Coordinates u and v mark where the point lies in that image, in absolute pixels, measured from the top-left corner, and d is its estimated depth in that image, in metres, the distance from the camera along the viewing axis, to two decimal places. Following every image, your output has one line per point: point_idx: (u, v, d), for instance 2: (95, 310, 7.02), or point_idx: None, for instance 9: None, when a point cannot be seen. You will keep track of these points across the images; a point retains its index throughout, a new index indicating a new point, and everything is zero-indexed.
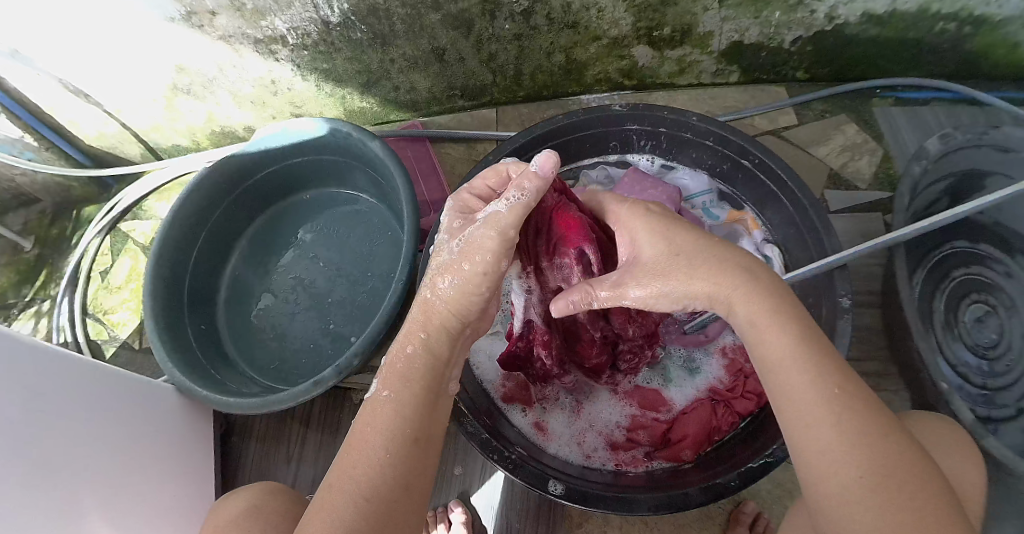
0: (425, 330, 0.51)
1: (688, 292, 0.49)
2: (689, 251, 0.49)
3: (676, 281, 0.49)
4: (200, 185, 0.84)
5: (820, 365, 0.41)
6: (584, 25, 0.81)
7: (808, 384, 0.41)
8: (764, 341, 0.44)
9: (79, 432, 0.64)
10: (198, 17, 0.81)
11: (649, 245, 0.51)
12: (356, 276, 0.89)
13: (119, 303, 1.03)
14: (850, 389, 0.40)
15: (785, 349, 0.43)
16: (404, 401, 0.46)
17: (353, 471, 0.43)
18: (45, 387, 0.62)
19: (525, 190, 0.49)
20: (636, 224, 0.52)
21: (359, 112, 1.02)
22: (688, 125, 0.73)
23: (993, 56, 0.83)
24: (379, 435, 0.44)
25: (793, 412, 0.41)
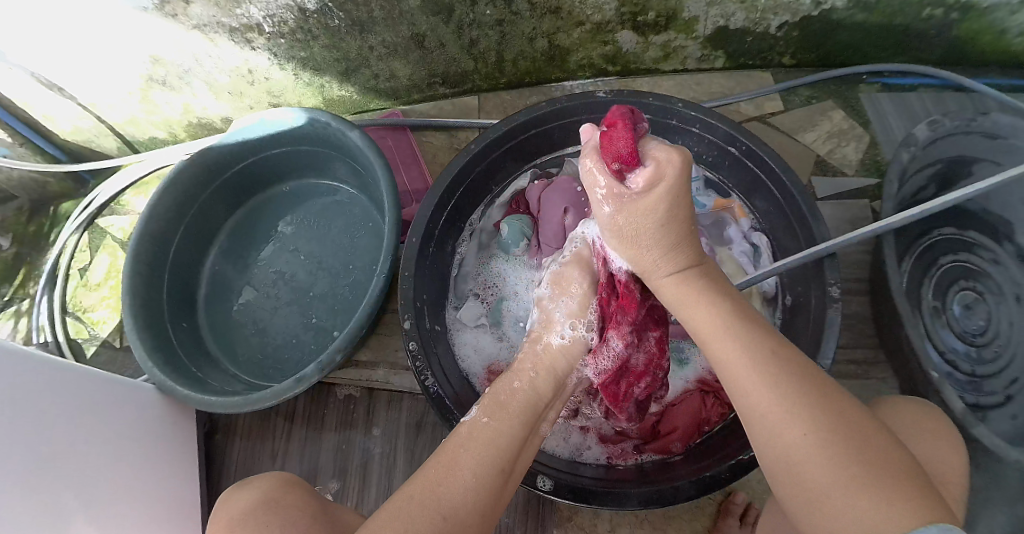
0: (535, 370, 0.55)
1: (640, 256, 0.53)
2: (656, 231, 0.51)
3: (639, 250, 0.53)
4: (177, 178, 0.82)
5: (752, 333, 0.45)
6: (567, 10, 0.79)
7: (739, 352, 0.44)
8: (695, 317, 0.48)
9: (61, 441, 0.62)
10: (172, 6, 0.78)
11: (635, 211, 0.51)
12: (337, 270, 0.88)
13: (98, 301, 1.02)
14: (782, 354, 0.43)
15: (715, 322, 0.46)
16: (501, 433, 0.48)
17: (436, 490, 0.43)
18: (27, 392, 0.60)
19: (592, 167, 0.52)
20: (649, 198, 0.50)
21: (339, 101, 1.00)
22: (673, 112, 0.71)
23: (979, 44, 0.83)
24: (472, 457, 0.46)
25: (744, 371, 0.43)
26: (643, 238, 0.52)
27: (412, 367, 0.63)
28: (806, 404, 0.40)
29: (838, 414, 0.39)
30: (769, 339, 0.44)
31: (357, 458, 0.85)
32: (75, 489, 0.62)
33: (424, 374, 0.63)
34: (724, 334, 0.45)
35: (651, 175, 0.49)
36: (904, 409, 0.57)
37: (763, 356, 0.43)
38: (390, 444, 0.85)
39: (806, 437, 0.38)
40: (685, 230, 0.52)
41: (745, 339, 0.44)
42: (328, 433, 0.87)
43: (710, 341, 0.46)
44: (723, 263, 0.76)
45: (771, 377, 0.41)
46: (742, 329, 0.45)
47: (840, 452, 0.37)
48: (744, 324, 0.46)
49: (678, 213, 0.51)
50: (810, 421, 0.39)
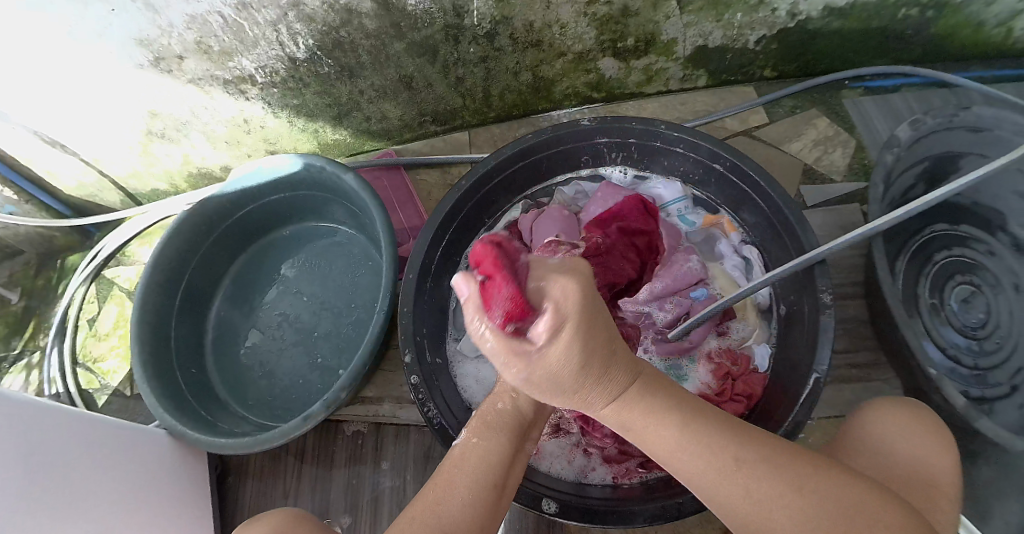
0: (518, 390, 0.55)
1: (568, 401, 0.43)
2: (583, 378, 0.41)
3: (563, 398, 0.43)
4: (179, 227, 0.84)
5: (703, 432, 0.43)
6: (548, 42, 0.81)
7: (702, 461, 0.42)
8: (645, 436, 0.44)
9: (73, 488, 0.62)
10: (167, 62, 0.81)
11: (562, 353, 0.38)
12: (340, 308, 0.89)
13: (107, 351, 1.03)
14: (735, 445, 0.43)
15: (673, 443, 0.43)
16: (491, 450, 0.50)
17: (436, 508, 0.45)
18: (39, 441, 0.61)
19: (478, 327, 0.38)
20: (572, 344, 0.38)
21: (333, 144, 1.02)
22: (658, 134, 0.72)
23: (958, 37, 0.87)
24: (465, 476, 0.47)
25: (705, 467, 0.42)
26: (565, 386, 0.41)
27: (415, 400, 0.64)
28: (773, 485, 0.41)
29: (820, 503, 0.40)
30: (728, 436, 0.43)
31: (368, 493, 0.86)
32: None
33: (427, 407, 0.64)
34: (685, 455, 0.43)
35: (548, 328, 0.36)
36: (897, 411, 0.57)
37: (719, 460, 0.42)
38: (399, 476, 0.86)
39: (793, 528, 0.40)
40: (608, 364, 0.42)
41: (703, 452, 0.42)
42: (338, 470, 0.88)
43: (670, 460, 0.44)
44: (716, 279, 0.77)
45: (731, 476, 0.42)
46: (697, 439, 0.43)
47: (812, 512, 0.40)
48: (691, 419, 0.43)
49: (599, 343, 0.39)
50: (794, 515, 0.40)
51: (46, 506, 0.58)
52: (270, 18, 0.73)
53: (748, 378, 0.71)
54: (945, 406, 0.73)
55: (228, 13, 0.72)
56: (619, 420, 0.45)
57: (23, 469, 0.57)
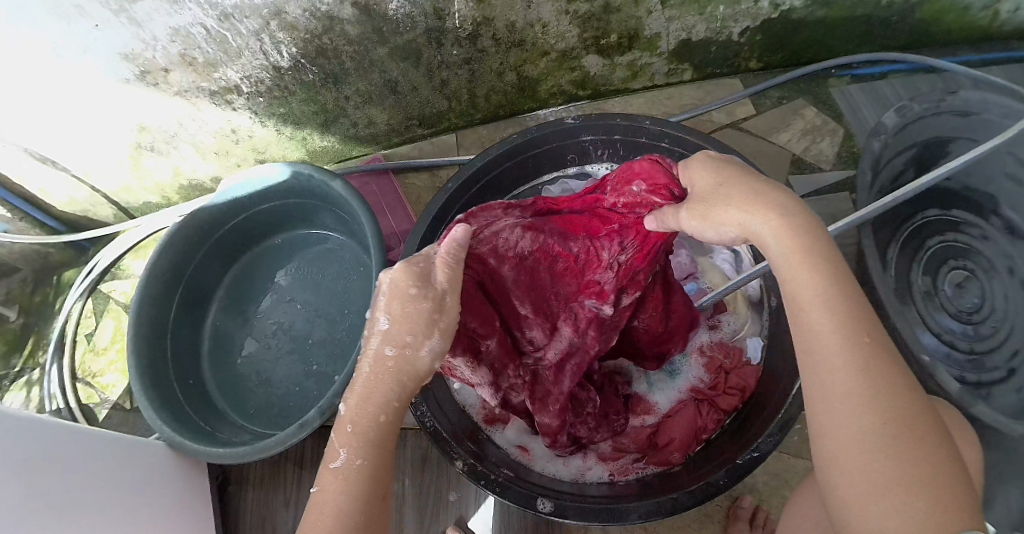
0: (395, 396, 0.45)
1: (723, 207, 0.43)
2: (732, 182, 0.44)
3: (719, 200, 0.43)
4: (171, 239, 0.83)
5: (853, 305, 0.38)
6: (531, 42, 0.82)
7: (835, 325, 0.38)
8: (793, 278, 0.40)
9: (70, 500, 0.62)
10: (153, 75, 0.81)
11: (699, 179, 0.48)
12: (334, 315, 0.89)
13: (107, 365, 1.04)
14: (879, 338, 0.38)
15: (812, 289, 0.39)
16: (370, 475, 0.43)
17: None
18: (33, 454, 0.60)
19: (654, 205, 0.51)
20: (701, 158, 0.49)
21: (321, 151, 1.02)
22: (642, 130, 0.73)
23: (942, 23, 0.87)
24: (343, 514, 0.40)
25: (828, 336, 0.38)
26: (723, 188, 0.44)
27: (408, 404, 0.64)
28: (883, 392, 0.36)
29: (911, 418, 0.36)
30: (879, 333, 0.38)
31: None
32: None
33: (421, 412, 0.65)
34: (821, 305, 0.39)
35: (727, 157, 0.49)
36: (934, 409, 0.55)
37: (857, 338, 0.37)
38: (397, 476, 0.84)
39: (864, 432, 0.35)
40: (768, 182, 0.43)
41: (847, 320, 0.38)
42: None
43: (801, 308, 0.40)
44: (705, 272, 0.78)
45: (849, 361, 0.37)
46: (842, 308, 0.38)
47: (895, 439, 0.35)
48: (847, 285, 0.39)
49: (728, 171, 0.46)
50: (872, 421, 0.35)
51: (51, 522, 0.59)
52: (253, 27, 0.73)
53: (741, 371, 0.72)
54: (941, 392, 0.73)
55: (211, 24, 0.72)
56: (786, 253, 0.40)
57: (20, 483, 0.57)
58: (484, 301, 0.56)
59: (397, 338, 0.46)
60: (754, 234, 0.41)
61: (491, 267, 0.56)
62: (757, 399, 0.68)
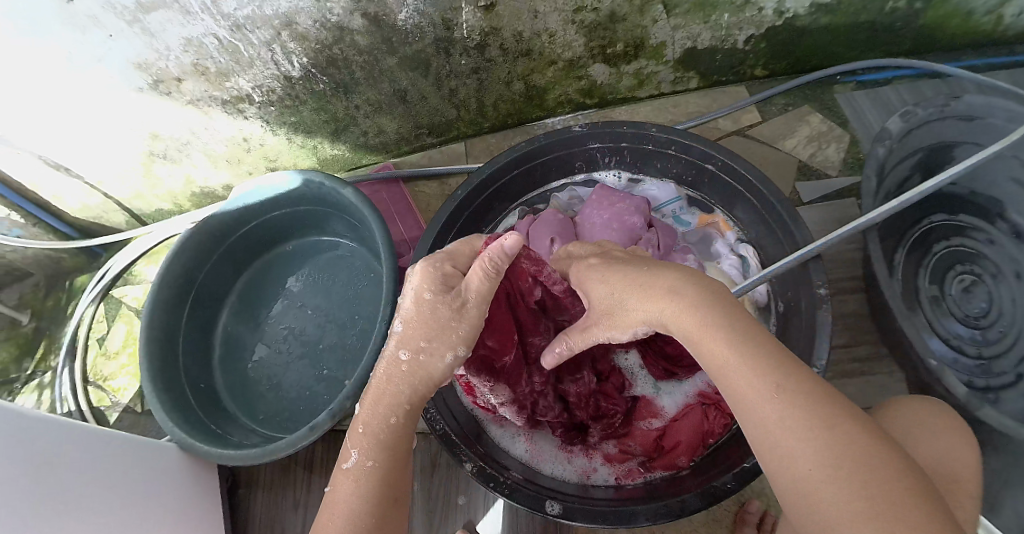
0: (408, 400, 0.50)
1: (644, 310, 0.49)
2: (623, 282, 0.51)
3: (636, 300, 0.49)
4: (183, 245, 0.85)
5: (760, 344, 0.41)
6: (538, 51, 0.83)
7: (746, 363, 0.40)
8: (703, 351, 0.44)
9: (79, 503, 0.63)
10: (166, 84, 0.83)
11: (597, 284, 0.54)
12: (344, 320, 0.90)
13: (118, 369, 1.05)
14: (789, 365, 0.40)
15: (721, 340, 0.42)
16: (385, 471, 0.47)
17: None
18: (45, 457, 0.61)
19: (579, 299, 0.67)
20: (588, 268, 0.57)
21: (331, 159, 1.03)
22: (649, 137, 0.73)
23: (948, 28, 0.88)
24: (363, 504, 0.44)
25: (746, 374, 0.40)
26: (620, 291, 0.51)
27: (418, 408, 0.65)
28: (809, 414, 0.37)
29: (845, 435, 0.36)
30: (792, 362, 0.40)
31: None
32: None
33: (431, 415, 0.65)
34: (730, 350, 0.42)
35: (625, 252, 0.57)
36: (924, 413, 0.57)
37: (764, 369, 0.40)
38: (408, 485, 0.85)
39: (811, 470, 0.36)
40: (650, 272, 0.50)
41: (755, 363, 0.40)
42: None
43: (717, 363, 0.42)
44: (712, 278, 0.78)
45: (768, 392, 0.39)
46: (755, 353, 0.41)
47: (839, 458, 0.35)
48: (746, 329, 0.42)
49: (614, 272, 0.53)
50: (817, 452, 0.36)
51: (52, 517, 0.59)
52: (264, 38, 0.75)
53: None
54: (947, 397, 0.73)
55: (223, 34, 0.74)
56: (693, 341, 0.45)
57: (31, 485, 0.58)
58: (507, 318, 0.66)
59: (411, 343, 0.51)
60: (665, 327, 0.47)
61: (527, 286, 0.67)
62: None
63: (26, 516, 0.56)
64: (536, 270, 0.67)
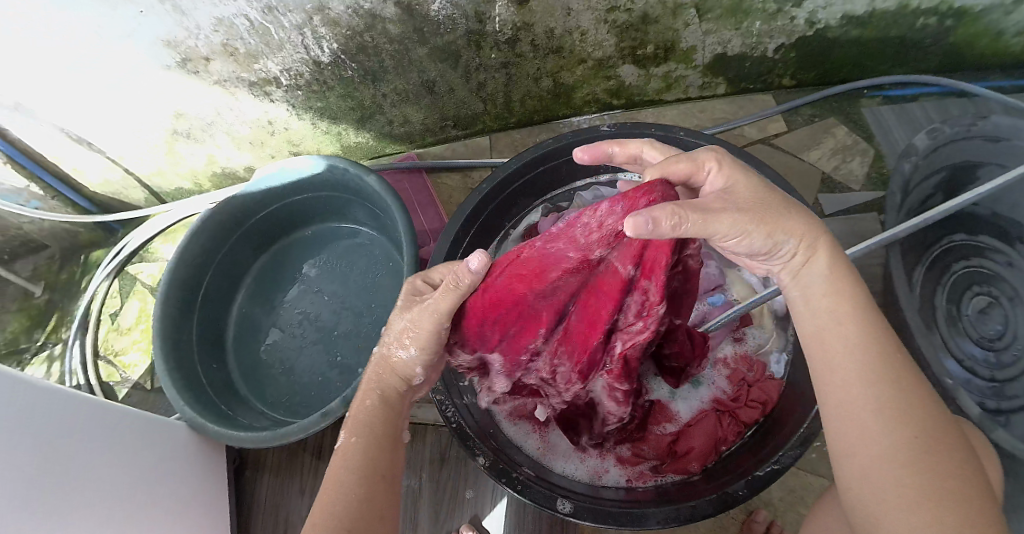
0: (381, 387, 0.55)
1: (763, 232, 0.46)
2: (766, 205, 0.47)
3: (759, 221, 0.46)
4: (203, 225, 0.85)
5: (875, 342, 0.44)
6: (569, 49, 0.82)
7: (854, 354, 0.43)
8: (814, 307, 0.47)
9: (88, 476, 0.63)
10: (194, 64, 0.83)
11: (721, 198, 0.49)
12: (360, 308, 0.91)
13: (129, 344, 1.05)
14: (895, 368, 0.43)
15: (835, 328, 0.45)
16: (370, 444, 0.50)
17: (332, 508, 0.45)
18: (58, 429, 0.62)
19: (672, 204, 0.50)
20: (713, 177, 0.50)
21: (355, 147, 1.04)
22: (677, 141, 0.73)
23: (976, 48, 0.87)
24: (352, 473, 0.47)
25: (846, 367, 0.43)
26: (761, 211, 0.46)
27: (435, 400, 0.66)
28: (899, 415, 0.41)
29: (928, 439, 0.40)
30: (895, 364, 0.43)
31: None
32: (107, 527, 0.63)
33: (446, 408, 0.66)
34: (841, 341, 0.44)
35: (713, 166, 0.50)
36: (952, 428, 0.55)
37: (868, 370, 0.43)
38: (416, 475, 0.85)
39: (883, 454, 0.40)
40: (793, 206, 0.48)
41: (865, 360, 0.43)
42: None
43: (824, 343, 0.45)
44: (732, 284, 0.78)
45: (862, 390, 0.42)
46: (866, 351, 0.43)
47: (917, 455, 0.39)
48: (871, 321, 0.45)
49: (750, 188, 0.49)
50: (896, 442, 0.40)
51: (57, 491, 0.59)
52: (296, 21, 0.75)
53: (763, 384, 0.72)
54: (961, 417, 0.73)
55: (255, 16, 0.74)
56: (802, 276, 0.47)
57: (42, 456, 0.58)
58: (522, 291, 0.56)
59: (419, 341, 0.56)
60: (798, 272, 0.48)
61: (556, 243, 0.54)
62: (778, 415, 0.68)
63: (30, 490, 0.56)
64: (584, 236, 0.53)
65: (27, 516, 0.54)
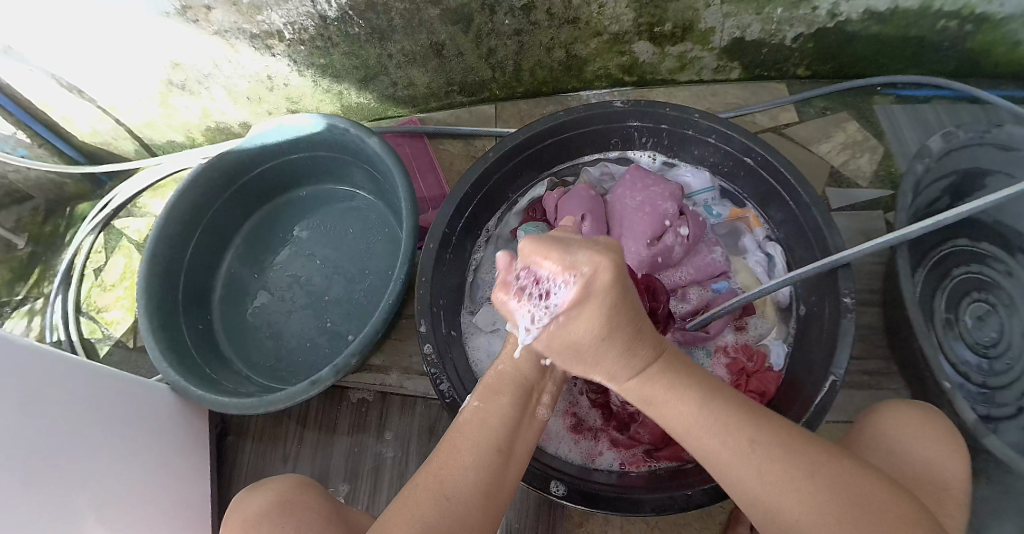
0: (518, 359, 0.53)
1: (599, 369, 0.47)
2: (606, 342, 0.44)
3: (598, 366, 0.46)
4: (194, 180, 0.82)
5: (734, 414, 0.43)
6: (585, 21, 0.80)
7: (721, 438, 0.42)
8: (666, 412, 0.45)
9: (68, 436, 0.61)
10: (194, 12, 0.79)
11: (582, 329, 0.44)
12: (353, 273, 0.89)
13: (113, 302, 1.02)
14: (764, 434, 0.42)
15: (689, 419, 0.44)
16: (497, 415, 0.49)
17: (440, 478, 0.45)
18: (36, 387, 0.59)
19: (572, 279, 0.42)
20: (588, 311, 0.43)
21: (356, 107, 1.01)
22: (691, 123, 0.72)
23: (993, 54, 0.84)
24: (471, 443, 0.46)
25: (720, 445, 0.42)
26: (599, 352, 0.45)
27: (427, 373, 0.63)
28: (796, 477, 0.40)
29: (834, 488, 0.40)
30: (752, 421, 0.43)
31: (369, 462, 0.86)
32: (87, 489, 0.62)
33: (440, 381, 0.62)
34: (701, 427, 0.43)
35: (576, 295, 0.42)
36: (927, 422, 0.56)
37: (744, 445, 0.42)
38: (403, 447, 0.85)
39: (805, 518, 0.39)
40: (620, 338, 0.44)
41: (721, 426, 0.43)
42: (340, 436, 0.88)
43: (687, 434, 0.44)
44: (738, 272, 0.77)
45: (757, 461, 0.41)
46: (717, 416, 0.43)
47: (839, 511, 0.39)
48: (718, 403, 0.44)
49: (619, 328, 0.43)
50: (812, 506, 0.39)
51: (47, 451, 0.58)
52: None
53: (763, 375, 0.71)
54: (955, 420, 0.72)
55: None
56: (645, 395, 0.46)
57: (19, 414, 0.56)
58: None
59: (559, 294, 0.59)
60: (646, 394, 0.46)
61: None
62: (775, 407, 0.69)
63: (22, 453, 0.55)
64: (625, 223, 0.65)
65: (19, 476, 0.54)
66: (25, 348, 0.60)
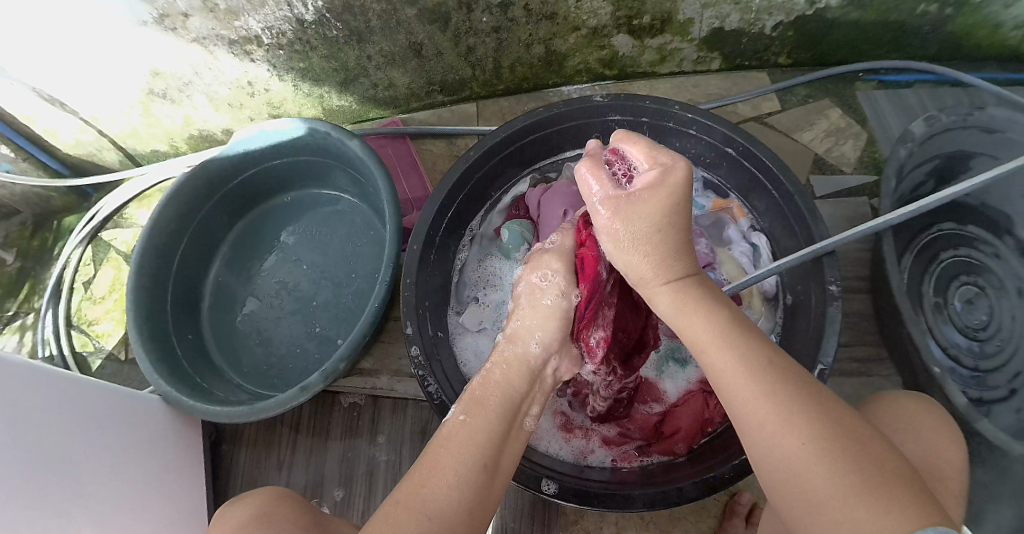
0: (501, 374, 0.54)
1: (636, 259, 0.51)
2: (662, 231, 0.50)
3: (641, 251, 0.50)
4: (179, 189, 0.82)
5: (750, 341, 0.46)
6: (562, 15, 0.80)
7: (736, 359, 0.44)
8: (690, 324, 0.48)
9: (59, 449, 0.61)
10: (171, 19, 0.79)
11: (639, 218, 0.49)
12: (340, 278, 0.88)
13: (103, 314, 1.02)
14: (777, 361, 0.44)
15: (710, 332, 0.47)
16: (482, 431, 0.49)
17: (422, 496, 0.44)
18: (25, 402, 0.59)
19: (661, 160, 0.50)
20: (660, 193, 0.49)
21: (337, 110, 1.01)
22: (671, 115, 0.72)
23: (974, 37, 0.84)
24: (453, 457, 0.46)
25: (734, 363, 0.44)
26: (646, 241, 0.50)
27: (415, 374, 0.63)
28: (796, 406, 0.41)
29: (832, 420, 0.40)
30: (765, 348, 0.45)
31: (363, 466, 0.85)
32: (80, 502, 0.61)
33: (428, 383, 0.62)
34: (720, 343, 0.46)
35: (654, 175, 0.50)
36: (915, 412, 0.57)
37: (757, 364, 0.43)
38: (396, 450, 0.85)
39: (800, 445, 0.39)
40: (676, 238, 0.50)
41: (747, 356, 0.44)
42: (334, 442, 0.88)
43: (705, 350, 0.47)
44: (724, 264, 0.77)
45: (765, 384, 0.42)
46: (734, 341, 0.45)
47: (832, 435, 0.39)
48: (739, 325, 0.47)
49: (676, 230, 0.50)
50: (809, 431, 0.40)
51: (39, 464, 0.58)
52: None
53: None
54: (946, 404, 0.73)
55: None
56: (676, 303, 0.50)
57: (8, 429, 0.55)
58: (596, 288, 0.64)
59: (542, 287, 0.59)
60: (679, 305, 0.50)
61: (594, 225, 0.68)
62: None
63: (21, 471, 0.55)
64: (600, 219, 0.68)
65: (11, 491, 0.54)
66: (21, 366, 0.60)
